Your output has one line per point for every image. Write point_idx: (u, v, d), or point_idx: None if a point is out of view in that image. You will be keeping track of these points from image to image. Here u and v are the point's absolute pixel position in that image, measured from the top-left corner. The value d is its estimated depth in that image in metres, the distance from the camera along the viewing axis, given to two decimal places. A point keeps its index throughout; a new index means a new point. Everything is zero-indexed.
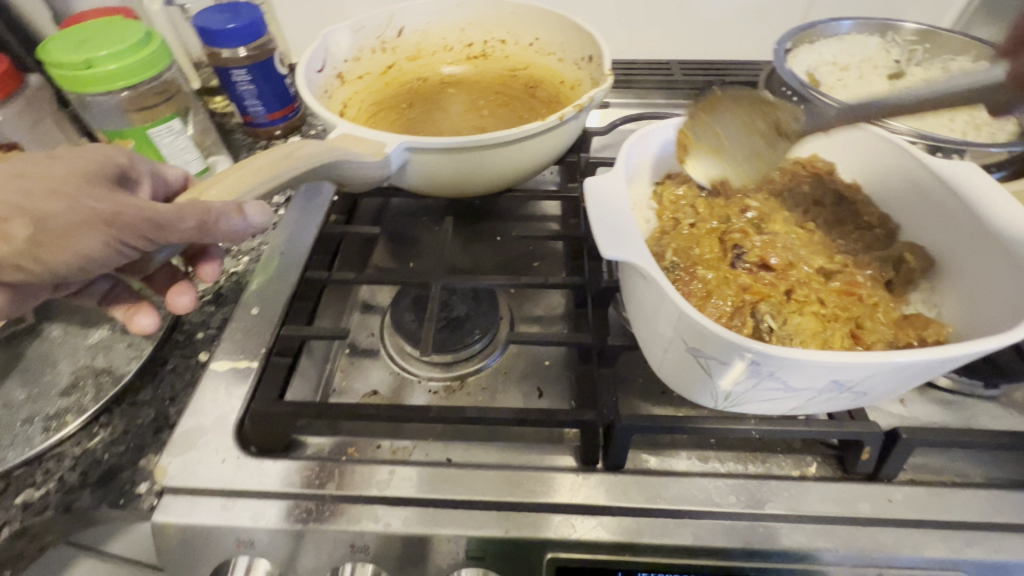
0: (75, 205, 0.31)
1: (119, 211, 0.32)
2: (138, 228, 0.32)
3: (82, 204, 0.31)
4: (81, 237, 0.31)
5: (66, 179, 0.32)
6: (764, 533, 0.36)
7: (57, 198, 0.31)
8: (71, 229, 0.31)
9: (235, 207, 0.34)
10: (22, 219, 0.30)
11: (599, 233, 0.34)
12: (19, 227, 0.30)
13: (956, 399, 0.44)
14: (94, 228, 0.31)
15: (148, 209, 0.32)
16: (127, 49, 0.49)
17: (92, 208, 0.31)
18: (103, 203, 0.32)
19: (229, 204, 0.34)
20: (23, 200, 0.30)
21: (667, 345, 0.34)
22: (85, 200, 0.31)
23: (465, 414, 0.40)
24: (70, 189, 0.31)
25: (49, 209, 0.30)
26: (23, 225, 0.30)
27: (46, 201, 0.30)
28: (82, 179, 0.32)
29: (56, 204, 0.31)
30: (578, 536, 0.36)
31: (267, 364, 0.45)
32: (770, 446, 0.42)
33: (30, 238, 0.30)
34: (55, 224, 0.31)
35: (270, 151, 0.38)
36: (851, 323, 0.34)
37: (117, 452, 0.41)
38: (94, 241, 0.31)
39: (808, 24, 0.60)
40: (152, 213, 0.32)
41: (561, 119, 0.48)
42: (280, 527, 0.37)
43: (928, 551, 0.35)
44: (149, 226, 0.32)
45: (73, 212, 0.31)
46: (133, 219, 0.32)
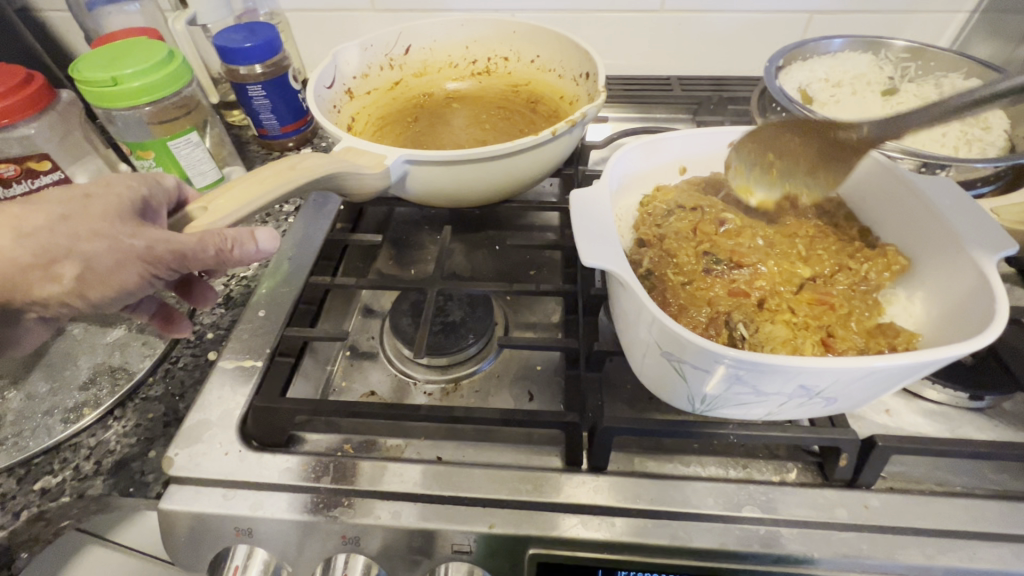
0: (114, 244, 0.33)
1: (152, 248, 0.33)
2: (166, 260, 0.34)
3: (120, 242, 0.33)
4: (122, 273, 0.33)
5: (103, 217, 0.33)
6: (740, 535, 0.37)
7: (96, 238, 0.33)
8: (114, 268, 0.33)
9: (250, 235, 0.36)
10: (72, 260, 0.32)
11: (581, 242, 0.35)
12: (69, 268, 0.32)
13: (941, 409, 0.44)
14: (131, 264, 0.33)
15: (172, 240, 0.34)
16: (150, 67, 0.53)
17: (128, 246, 0.33)
18: (138, 240, 0.33)
19: (242, 231, 0.35)
20: (67, 235, 0.32)
21: (646, 350, 0.36)
22: (122, 237, 0.33)
23: (454, 412, 0.42)
24: (108, 228, 0.33)
25: (93, 250, 0.33)
26: (72, 266, 0.32)
27: (88, 243, 0.33)
28: (115, 215, 0.34)
29: (98, 244, 0.33)
30: (561, 532, 0.38)
31: (271, 363, 0.48)
32: (753, 452, 0.43)
33: (78, 278, 0.33)
34: (100, 265, 0.33)
35: (279, 162, 0.42)
36: (823, 331, 0.35)
37: (130, 443, 0.44)
38: (136, 276, 0.34)
39: (800, 42, 0.62)
40: (175, 245, 0.34)
41: (554, 134, 0.50)
42: (278, 516, 0.39)
43: (902, 556, 0.36)
44: (178, 255, 0.34)
45: (108, 244, 0.33)
46: (162, 254, 0.34)
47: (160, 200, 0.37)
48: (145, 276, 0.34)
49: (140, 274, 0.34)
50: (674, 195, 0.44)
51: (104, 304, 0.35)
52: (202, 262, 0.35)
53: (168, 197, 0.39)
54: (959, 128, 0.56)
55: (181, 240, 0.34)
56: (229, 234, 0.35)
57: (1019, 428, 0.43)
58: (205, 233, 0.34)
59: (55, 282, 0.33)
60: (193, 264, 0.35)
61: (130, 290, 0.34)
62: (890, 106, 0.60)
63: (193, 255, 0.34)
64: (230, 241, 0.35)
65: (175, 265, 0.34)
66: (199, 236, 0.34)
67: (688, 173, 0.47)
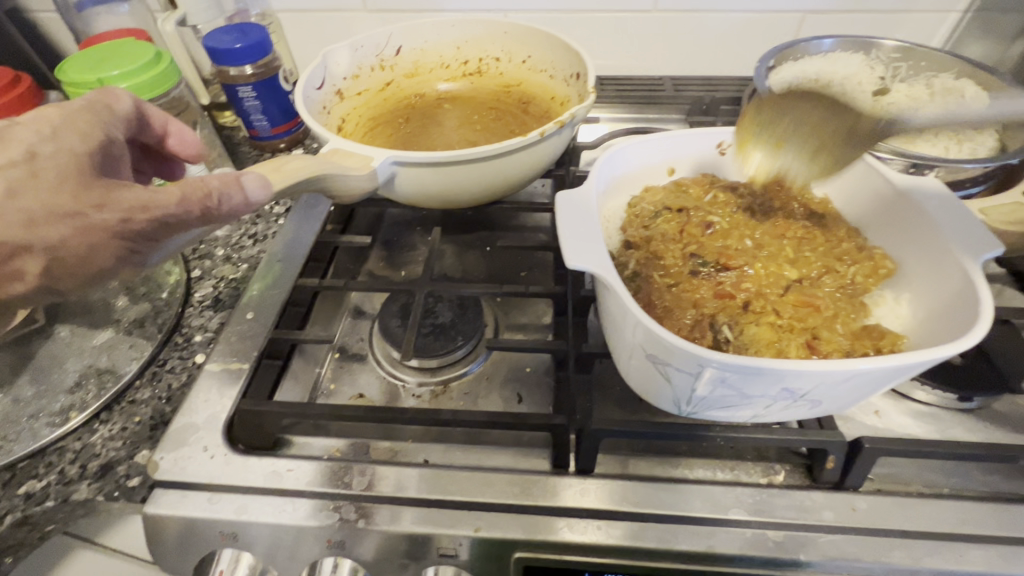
0: (84, 224, 0.31)
1: (128, 217, 0.32)
2: (147, 232, 0.33)
3: (89, 220, 0.31)
4: (99, 256, 0.32)
5: (59, 187, 0.31)
6: (727, 538, 0.37)
7: (58, 219, 0.30)
8: (87, 248, 0.31)
9: (237, 182, 0.35)
10: (37, 251, 0.30)
11: (565, 244, 0.35)
12: (33, 260, 0.31)
13: (931, 411, 0.44)
14: (106, 242, 0.32)
15: (150, 204, 0.32)
16: (138, 68, 0.52)
17: (98, 223, 0.31)
18: (107, 213, 0.31)
19: (225, 180, 0.35)
20: (19, 218, 0.30)
21: (631, 353, 0.36)
22: (90, 212, 0.31)
23: (441, 414, 0.41)
24: (69, 203, 0.31)
25: (56, 233, 0.30)
26: (38, 258, 0.31)
27: (47, 226, 0.30)
28: (76, 185, 0.31)
29: (63, 227, 0.30)
30: (547, 536, 0.38)
31: (259, 365, 0.48)
32: (741, 454, 0.42)
33: (45, 267, 0.31)
34: (70, 252, 0.31)
35: (264, 164, 0.41)
36: (808, 333, 0.35)
37: (115, 446, 0.43)
38: (115, 252, 0.32)
39: (789, 42, 0.62)
40: (153, 210, 0.32)
41: (542, 135, 0.50)
42: (263, 521, 0.39)
43: (889, 559, 0.36)
44: (159, 221, 0.33)
45: (73, 222, 0.31)
46: (141, 225, 0.32)
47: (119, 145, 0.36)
48: (125, 250, 0.32)
49: (119, 250, 0.32)
50: (662, 195, 0.44)
51: (82, 289, 0.34)
52: (187, 222, 0.34)
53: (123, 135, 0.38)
54: (950, 128, 0.56)
55: (160, 204, 0.32)
56: (212, 185, 0.34)
57: (1008, 429, 0.43)
58: (183, 192, 0.33)
59: (22, 278, 0.31)
60: (179, 228, 0.34)
61: (110, 270, 0.33)
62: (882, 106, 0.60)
63: (178, 217, 0.33)
64: (215, 192, 0.34)
65: (158, 232, 0.33)
66: (179, 194, 0.33)
67: (677, 174, 0.47)
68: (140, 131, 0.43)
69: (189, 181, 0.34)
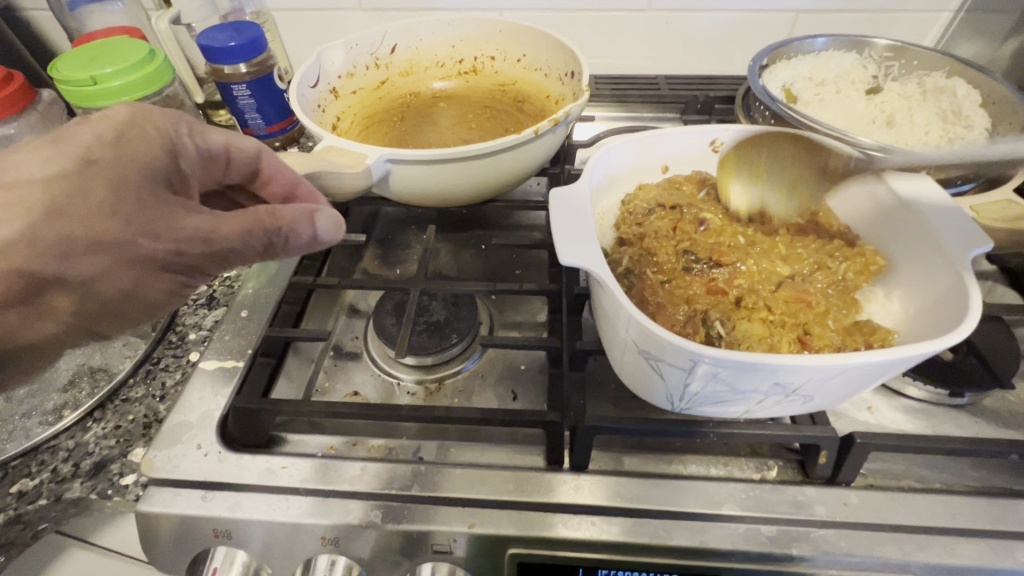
0: (127, 254, 0.28)
1: (182, 248, 0.29)
2: (200, 264, 0.30)
3: (139, 250, 0.28)
4: (146, 286, 0.30)
5: (110, 210, 0.28)
6: (721, 533, 0.37)
7: (100, 249, 0.27)
8: (130, 282, 0.29)
9: (310, 218, 0.33)
10: (72, 286, 0.27)
11: (558, 240, 0.35)
12: (65, 299, 0.28)
13: (921, 407, 0.45)
14: (153, 275, 0.29)
15: (212, 235, 0.30)
16: (132, 65, 0.52)
17: (149, 253, 0.29)
18: (161, 245, 0.29)
19: (300, 213, 0.32)
20: (63, 242, 0.26)
21: (624, 349, 0.36)
22: (141, 241, 0.28)
23: (435, 412, 0.41)
24: (119, 227, 0.28)
25: (97, 266, 0.27)
26: (71, 294, 0.28)
27: (87, 258, 0.27)
28: (131, 206, 0.28)
29: (104, 258, 0.27)
30: (540, 532, 0.38)
31: (253, 364, 0.47)
32: (735, 450, 0.43)
33: (78, 308, 0.28)
34: (111, 284, 0.28)
35: None
36: (800, 329, 0.35)
37: (109, 445, 0.43)
38: (160, 285, 0.30)
39: (782, 41, 0.62)
40: (214, 242, 0.30)
41: (537, 133, 0.50)
42: (256, 518, 0.39)
43: (880, 553, 0.36)
44: (218, 253, 0.30)
45: (119, 253, 0.28)
46: (197, 258, 0.30)
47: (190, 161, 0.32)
48: (172, 282, 0.30)
49: (166, 283, 0.30)
50: (655, 193, 0.44)
51: (116, 324, 0.31)
52: (247, 255, 0.32)
53: (204, 151, 0.33)
54: (941, 127, 0.56)
55: (220, 235, 0.30)
56: (285, 217, 0.31)
57: (998, 424, 0.43)
58: (249, 225, 0.31)
59: (53, 315, 0.28)
60: (237, 259, 0.32)
61: (155, 300, 0.31)
62: (874, 105, 0.60)
63: (239, 251, 0.31)
64: (287, 224, 0.32)
65: (212, 264, 0.31)
66: (244, 227, 0.31)
67: (670, 172, 0.47)
68: (232, 170, 0.36)
69: (257, 211, 0.31)
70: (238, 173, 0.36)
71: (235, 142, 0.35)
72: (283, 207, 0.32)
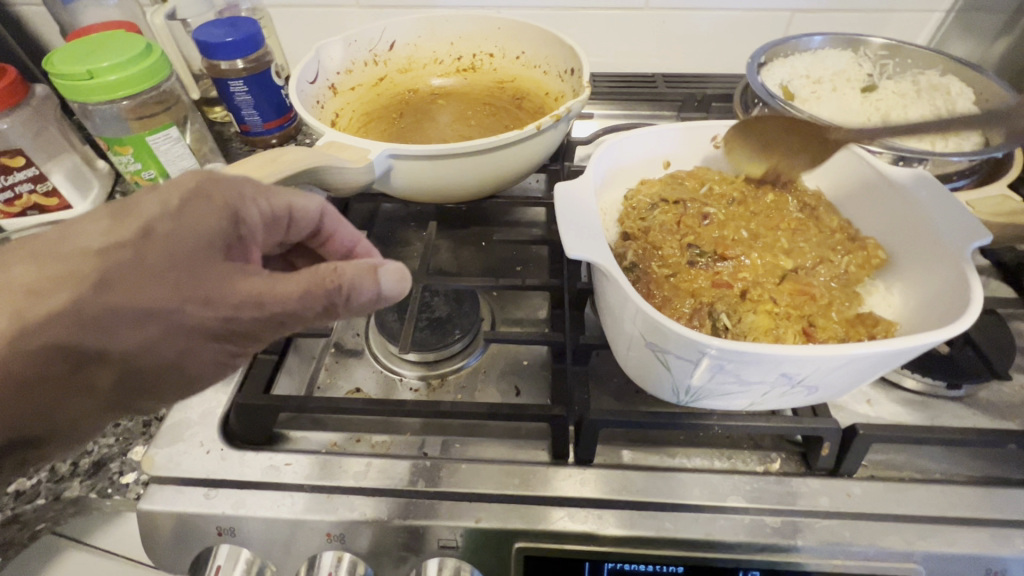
0: (172, 324, 0.28)
1: (234, 314, 0.29)
2: (251, 332, 0.30)
3: (190, 318, 0.28)
4: (192, 357, 0.30)
5: (158, 279, 0.28)
6: (726, 525, 0.38)
7: (146, 320, 0.27)
8: (181, 349, 0.29)
9: (374, 274, 0.32)
10: (116, 359, 0.28)
11: (563, 234, 0.35)
12: (103, 375, 0.28)
13: (919, 398, 0.45)
14: (200, 344, 0.29)
15: (264, 299, 0.29)
16: (128, 60, 0.51)
17: (196, 321, 0.28)
18: (208, 313, 0.28)
19: (363, 272, 0.31)
20: (112, 313, 0.27)
21: (631, 343, 0.36)
22: (188, 308, 0.28)
23: (441, 407, 0.41)
24: (165, 297, 0.28)
25: (143, 337, 0.27)
26: (112, 368, 0.28)
27: (134, 329, 0.27)
28: (179, 277, 0.28)
29: (151, 328, 0.28)
30: (546, 526, 0.38)
31: (255, 361, 0.47)
32: (738, 443, 0.43)
33: (118, 380, 0.29)
34: (158, 354, 0.28)
35: (265, 155, 0.43)
36: (804, 321, 0.35)
37: (107, 443, 0.43)
38: (206, 355, 0.30)
39: (780, 39, 0.62)
40: (268, 306, 0.29)
41: (539, 129, 0.50)
42: (259, 516, 0.38)
43: (883, 542, 0.36)
44: (272, 318, 0.30)
45: (167, 323, 0.28)
46: (246, 324, 0.29)
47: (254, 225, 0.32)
48: (220, 350, 0.30)
49: (215, 351, 0.30)
50: (657, 187, 0.44)
51: (162, 395, 0.31)
52: (306, 317, 0.31)
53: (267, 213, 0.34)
54: (936, 124, 0.57)
55: (276, 300, 0.29)
56: (347, 277, 0.31)
57: (994, 415, 0.44)
58: (307, 287, 0.30)
59: (91, 387, 0.28)
60: (294, 323, 0.31)
61: (205, 372, 0.31)
62: (869, 103, 0.61)
63: (294, 314, 0.30)
64: (349, 283, 0.31)
65: (263, 330, 0.30)
66: (302, 289, 0.30)
67: (672, 167, 0.47)
68: (291, 228, 0.37)
69: (320, 270, 0.30)
70: (301, 231, 0.38)
71: (297, 204, 0.36)
72: (346, 266, 0.31)
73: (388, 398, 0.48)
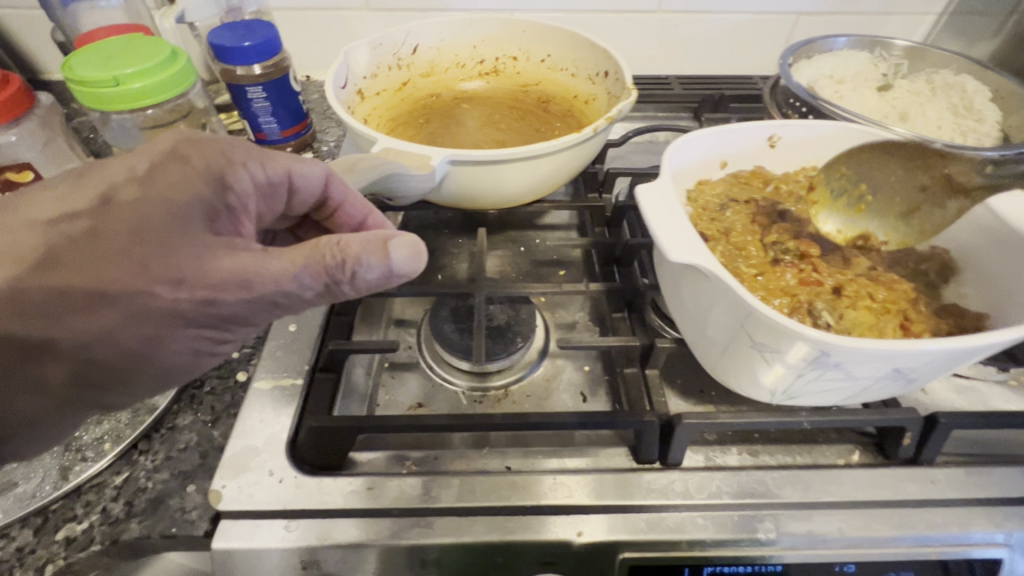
0: (137, 309, 0.27)
1: (213, 296, 0.29)
2: (231, 318, 0.30)
3: (161, 300, 0.28)
4: (165, 344, 0.29)
5: (119, 258, 0.27)
6: (824, 520, 0.38)
7: (104, 302, 0.27)
8: (150, 336, 0.29)
9: (383, 248, 0.33)
10: (74, 348, 0.27)
11: (661, 237, 0.35)
12: (58, 365, 0.27)
13: (976, 384, 0.47)
14: (175, 330, 0.29)
15: (252, 278, 0.29)
16: (153, 66, 0.48)
17: (168, 303, 0.28)
18: (180, 293, 0.28)
19: (371, 248, 0.32)
20: (65, 294, 0.26)
21: (729, 342, 0.36)
22: (158, 290, 0.27)
23: (528, 418, 0.40)
24: (130, 277, 0.27)
25: (101, 321, 0.27)
26: (69, 358, 0.27)
27: (91, 313, 0.27)
28: (145, 256, 0.27)
29: (112, 314, 0.27)
30: (648, 535, 0.37)
31: (313, 381, 0.44)
32: (814, 438, 0.44)
33: (73, 371, 0.28)
34: (122, 340, 0.28)
35: (339, 163, 0.43)
36: (900, 315, 0.38)
37: (162, 478, 0.39)
38: (180, 341, 0.30)
39: (809, 39, 0.64)
40: (254, 286, 0.29)
41: (595, 131, 0.49)
42: (350, 545, 0.36)
43: (974, 527, 0.37)
44: (259, 298, 0.30)
45: (127, 306, 0.27)
46: (225, 306, 0.29)
47: (242, 191, 0.32)
48: (196, 336, 0.30)
49: (192, 338, 0.30)
50: (722, 187, 0.45)
51: (128, 389, 0.30)
52: (302, 296, 0.31)
53: (260, 180, 0.34)
54: (954, 120, 0.59)
55: (264, 280, 0.30)
56: (350, 252, 0.31)
57: None
58: (306, 264, 0.30)
59: (44, 383, 0.28)
60: (286, 304, 0.31)
61: (178, 362, 0.30)
62: (887, 101, 0.63)
63: (286, 293, 0.30)
64: (352, 259, 0.31)
65: (250, 310, 0.30)
66: (297, 266, 0.30)
67: (729, 167, 0.47)
68: (291, 196, 0.38)
69: (319, 247, 0.31)
70: (299, 200, 0.38)
71: (296, 170, 0.36)
72: (349, 241, 0.32)
73: (439, 410, 0.47)
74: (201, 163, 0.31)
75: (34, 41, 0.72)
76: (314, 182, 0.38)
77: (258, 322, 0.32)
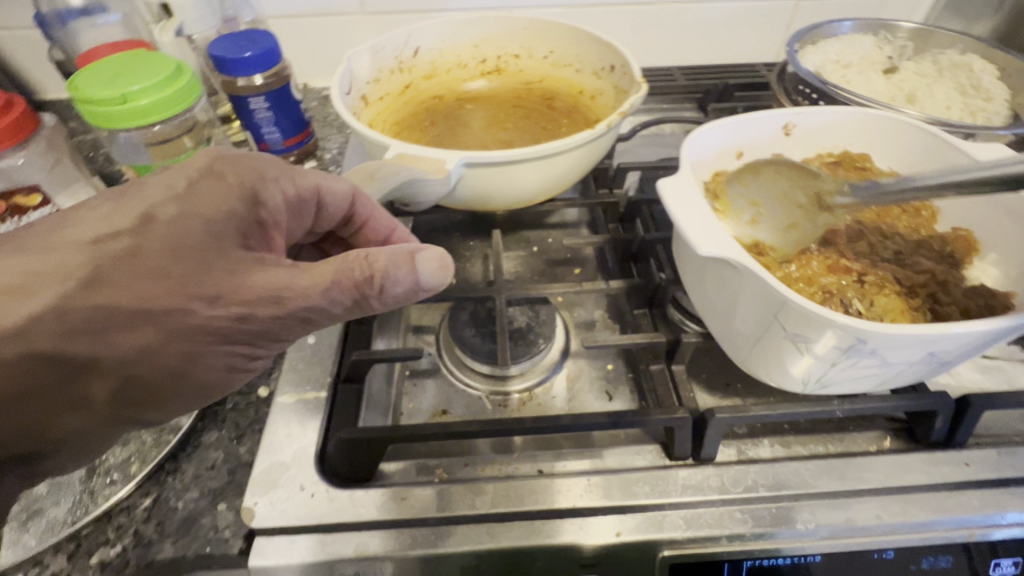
0: (178, 326, 0.27)
1: (248, 312, 0.29)
2: (262, 335, 0.30)
3: (200, 317, 0.27)
4: (201, 362, 0.29)
5: (160, 275, 0.27)
6: (863, 509, 0.38)
7: (146, 320, 0.26)
8: (188, 353, 0.28)
9: (409, 261, 0.32)
10: (115, 368, 0.26)
11: (692, 231, 0.34)
12: (99, 386, 0.26)
13: (1001, 364, 0.47)
14: (211, 346, 0.29)
15: (284, 294, 0.29)
16: (158, 82, 0.47)
17: (206, 320, 0.28)
18: (218, 310, 0.28)
19: (399, 261, 0.32)
20: (110, 313, 0.25)
21: (762, 333, 0.35)
22: (197, 307, 0.27)
23: (560, 421, 0.40)
24: (172, 294, 0.27)
25: (143, 339, 0.26)
26: (110, 378, 0.26)
27: (131, 331, 0.26)
28: (185, 273, 0.27)
29: (154, 332, 0.26)
30: (687, 531, 0.37)
31: (337, 392, 0.44)
32: (844, 425, 0.44)
33: (115, 391, 0.27)
34: (162, 359, 0.27)
35: (358, 170, 0.43)
36: (928, 299, 0.38)
37: (193, 498, 0.39)
38: (216, 357, 0.29)
39: (812, 25, 0.64)
40: (286, 302, 0.29)
41: (609, 126, 0.49)
42: (388, 556, 0.36)
43: (1012, 508, 0.37)
44: (291, 314, 0.30)
45: (169, 324, 0.27)
46: (258, 322, 0.29)
47: (271, 208, 0.33)
48: (229, 353, 0.30)
49: (226, 354, 0.30)
50: None
51: (162, 408, 0.29)
52: (330, 311, 0.31)
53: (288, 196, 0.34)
54: (962, 100, 0.59)
55: (296, 295, 0.29)
56: (378, 266, 0.31)
57: None
58: (335, 279, 0.30)
59: (82, 405, 0.26)
60: (314, 319, 0.31)
61: (212, 381, 0.30)
62: (894, 83, 0.63)
63: (317, 308, 0.30)
64: (380, 272, 0.31)
65: (280, 326, 0.30)
66: (327, 281, 0.30)
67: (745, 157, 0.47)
68: (317, 210, 0.38)
69: (347, 261, 0.31)
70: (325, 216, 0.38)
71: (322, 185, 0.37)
72: (377, 254, 0.32)
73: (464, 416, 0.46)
74: (233, 181, 0.31)
75: (31, 60, 0.71)
76: (340, 197, 0.38)
77: (288, 338, 0.32)
